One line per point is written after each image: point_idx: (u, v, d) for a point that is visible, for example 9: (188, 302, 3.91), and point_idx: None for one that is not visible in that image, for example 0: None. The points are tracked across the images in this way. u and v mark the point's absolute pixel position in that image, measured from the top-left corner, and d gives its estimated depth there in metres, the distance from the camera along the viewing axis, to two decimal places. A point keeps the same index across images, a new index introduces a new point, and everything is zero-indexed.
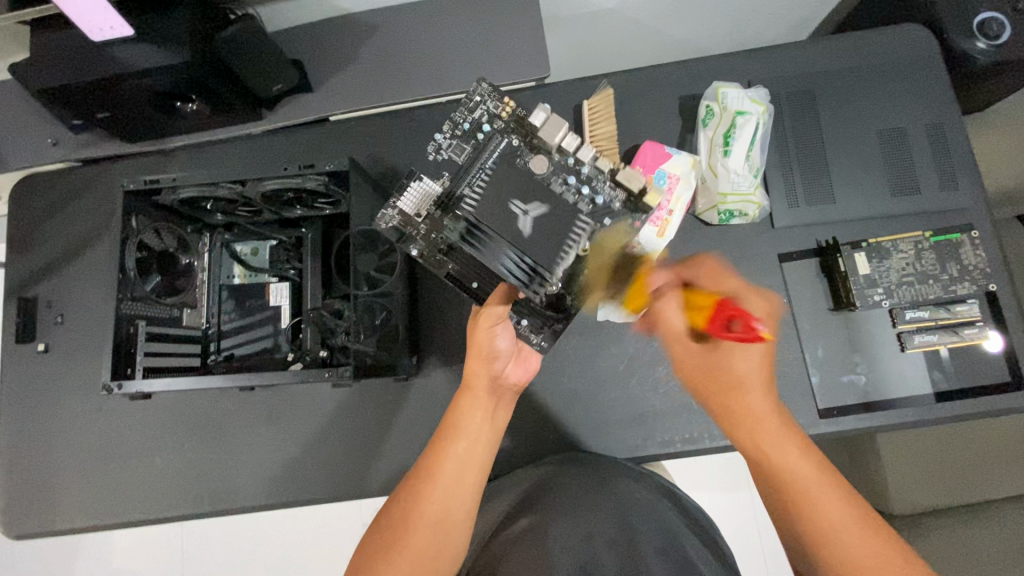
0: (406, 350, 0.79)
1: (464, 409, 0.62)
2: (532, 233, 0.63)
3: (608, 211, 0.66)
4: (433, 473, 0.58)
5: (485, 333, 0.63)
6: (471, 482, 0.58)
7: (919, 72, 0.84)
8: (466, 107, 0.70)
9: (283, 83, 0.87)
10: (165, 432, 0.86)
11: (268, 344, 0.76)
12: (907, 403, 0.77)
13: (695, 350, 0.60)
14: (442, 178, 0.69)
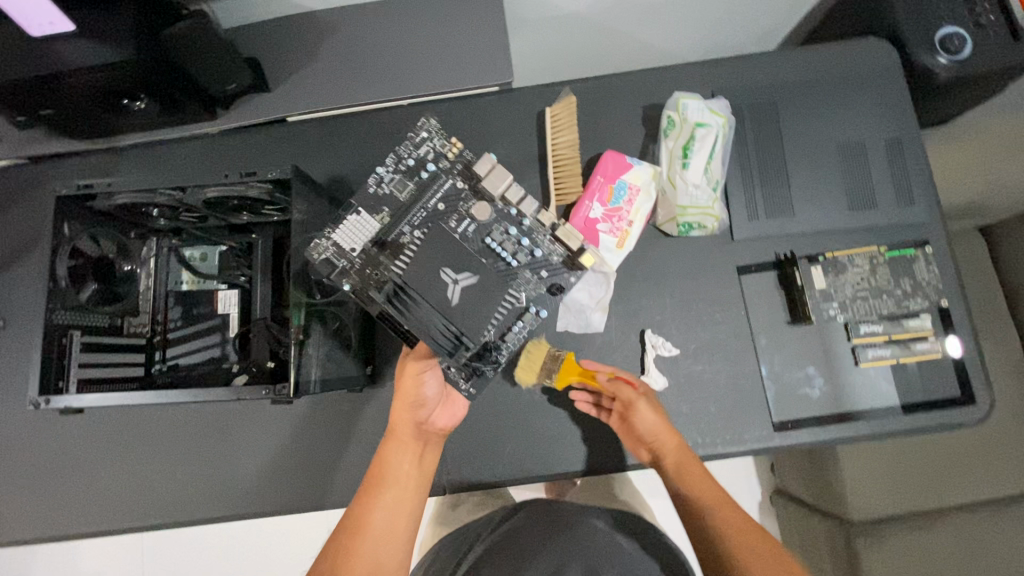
0: (358, 360, 0.78)
1: (391, 455, 0.66)
2: (459, 303, 0.63)
3: (546, 264, 0.69)
4: (362, 525, 0.61)
5: (412, 382, 0.66)
6: (400, 529, 0.62)
7: (879, 86, 0.84)
8: (411, 142, 0.69)
9: (237, 83, 0.85)
10: (113, 441, 0.84)
11: (215, 353, 0.74)
12: (860, 417, 0.77)
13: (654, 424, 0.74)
14: (380, 213, 0.67)
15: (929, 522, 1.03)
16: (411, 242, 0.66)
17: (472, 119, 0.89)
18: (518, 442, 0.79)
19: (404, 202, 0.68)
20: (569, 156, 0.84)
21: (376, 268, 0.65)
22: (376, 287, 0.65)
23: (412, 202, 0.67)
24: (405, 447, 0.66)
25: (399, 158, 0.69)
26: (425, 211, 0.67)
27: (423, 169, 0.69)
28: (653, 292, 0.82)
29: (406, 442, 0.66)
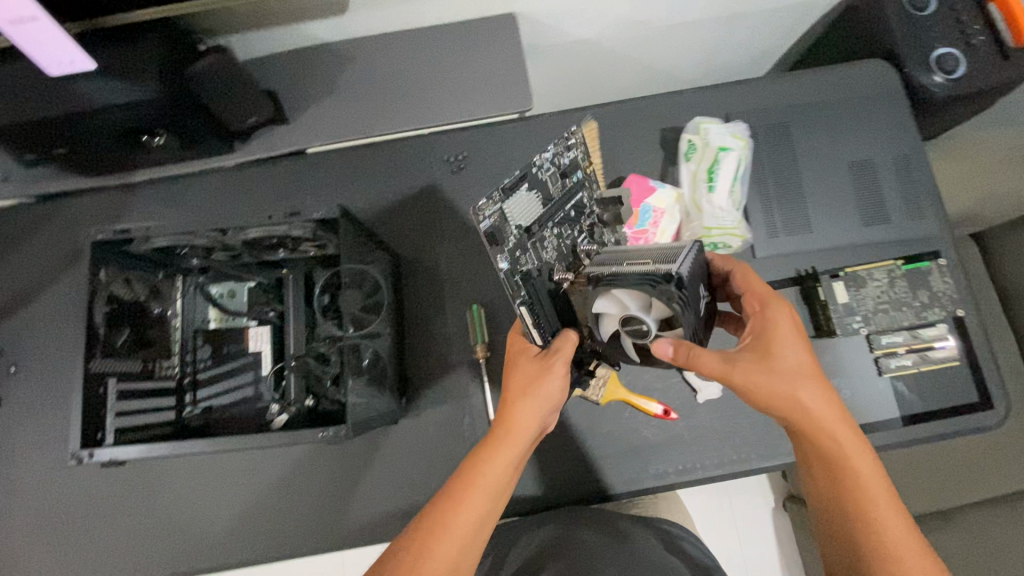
0: (393, 391, 0.75)
1: (493, 451, 0.61)
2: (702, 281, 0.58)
3: None
4: (450, 520, 0.57)
5: (548, 384, 0.64)
6: (481, 532, 0.58)
7: (884, 105, 0.88)
8: (568, 139, 0.71)
9: (257, 116, 0.84)
10: (135, 487, 0.81)
11: (249, 392, 0.72)
12: (888, 427, 0.79)
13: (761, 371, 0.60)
14: (537, 197, 0.68)
15: (947, 523, 1.06)
16: (552, 240, 0.69)
17: (494, 145, 0.89)
18: (556, 468, 0.79)
19: (555, 195, 0.69)
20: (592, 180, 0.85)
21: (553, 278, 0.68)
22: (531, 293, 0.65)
23: (561, 198, 0.70)
24: (512, 445, 0.62)
25: (555, 157, 0.69)
26: (562, 213, 0.70)
27: (572, 172, 0.72)
28: None
29: (518, 442, 0.62)
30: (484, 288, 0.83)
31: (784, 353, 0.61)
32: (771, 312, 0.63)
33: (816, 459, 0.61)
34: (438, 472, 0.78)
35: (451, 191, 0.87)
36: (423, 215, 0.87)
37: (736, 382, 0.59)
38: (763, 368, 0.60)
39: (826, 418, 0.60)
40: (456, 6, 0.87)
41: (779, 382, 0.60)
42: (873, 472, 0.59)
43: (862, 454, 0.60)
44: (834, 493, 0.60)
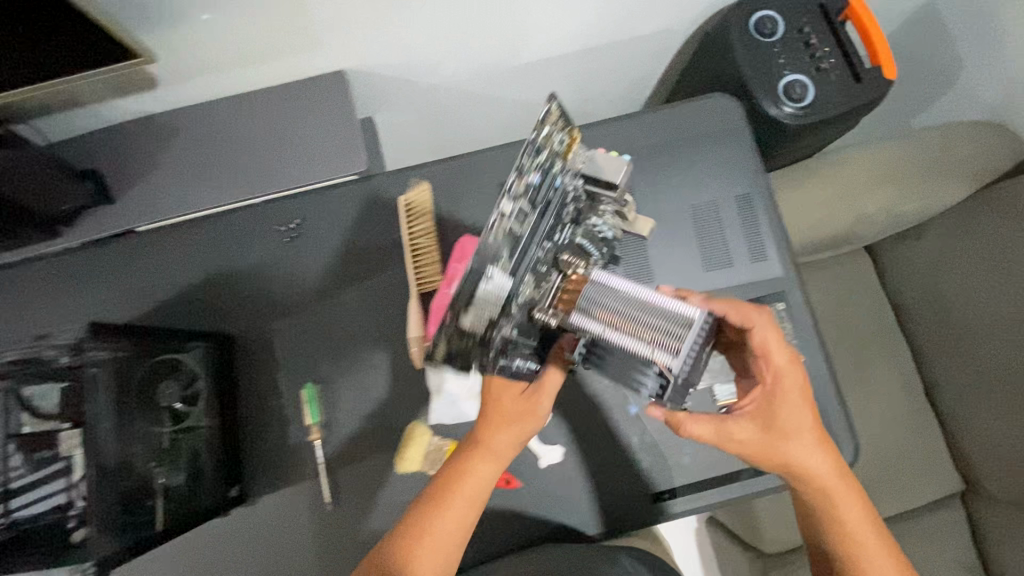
0: (218, 484, 0.75)
1: (473, 465, 0.67)
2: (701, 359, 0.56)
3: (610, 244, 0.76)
4: (427, 529, 0.64)
5: (532, 403, 0.67)
6: (459, 540, 0.65)
7: (726, 143, 0.85)
8: (535, 142, 0.59)
9: (72, 203, 0.80)
10: None
11: (61, 500, 0.70)
12: (734, 479, 0.78)
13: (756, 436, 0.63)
14: (501, 260, 0.58)
15: None
16: (545, 268, 0.64)
17: (329, 210, 0.86)
18: None
19: (525, 230, 0.61)
20: (425, 245, 0.83)
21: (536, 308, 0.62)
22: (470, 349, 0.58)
23: (533, 229, 0.62)
24: (492, 459, 0.67)
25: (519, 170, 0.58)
26: (539, 234, 0.63)
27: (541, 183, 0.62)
28: None
29: (496, 457, 0.67)
30: (321, 363, 0.81)
31: (791, 426, 0.64)
32: (779, 385, 0.64)
33: (816, 515, 0.67)
34: (278, 560, 0.77)
35: (286, 262, 0.85)
36: (256, 290, 0.84)
37: (734, 447, 0.64)
38: (766, 445, 0.63)
39: (827, 480, 0.64)
40: (277, 68, 0.83)
41: (782, 454, 0.63)
42: (868, 526, 0.65)
43: (859, 512, 0.65)
44: (825, 536, 0.66)
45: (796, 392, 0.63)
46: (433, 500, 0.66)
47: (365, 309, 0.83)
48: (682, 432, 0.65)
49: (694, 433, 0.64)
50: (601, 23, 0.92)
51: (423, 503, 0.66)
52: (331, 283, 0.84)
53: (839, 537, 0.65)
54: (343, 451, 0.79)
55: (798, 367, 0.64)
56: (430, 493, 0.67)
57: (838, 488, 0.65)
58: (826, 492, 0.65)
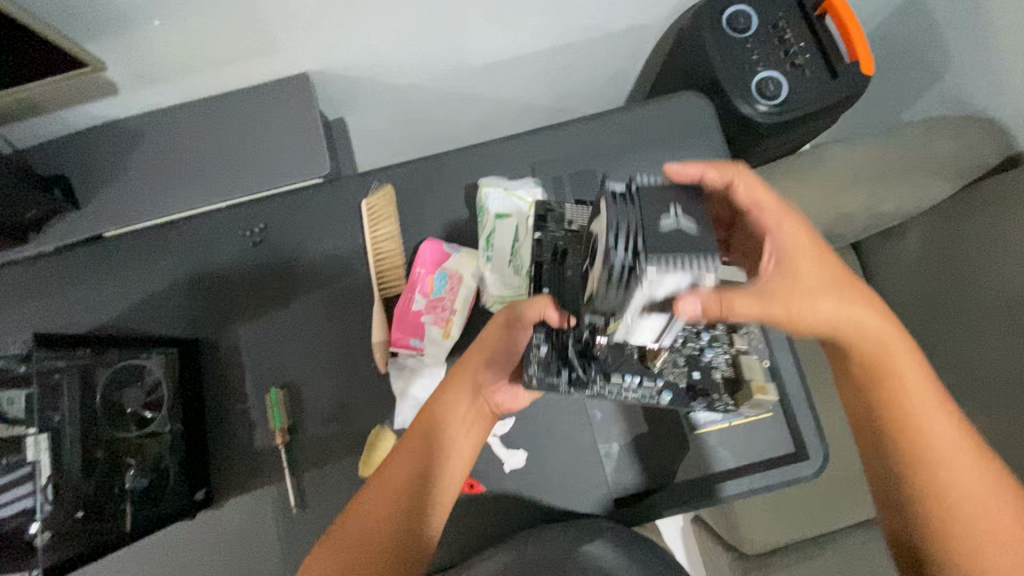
0: (181, 489, 0.75)
1: (441, 406, 0.67)
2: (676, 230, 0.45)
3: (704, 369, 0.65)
4: (393, 471, 0.64)
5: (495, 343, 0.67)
6: (426, 485, 0.64)
7: (694, 145, 0.85)
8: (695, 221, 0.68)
9: (37, 209, 0.80)
10: None
11: (27, 504, 0.70)
12: (701, 483, 0.78)
13: (791, 296, 0.55)
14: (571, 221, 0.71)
15: (823, 548, 1.05)
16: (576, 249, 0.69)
17: (295, 214, 0.86)
18: None
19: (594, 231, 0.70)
20: (389, 249, 0.83)
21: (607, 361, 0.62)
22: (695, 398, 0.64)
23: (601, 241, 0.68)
24: (455, 399, 0.68)
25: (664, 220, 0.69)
26: None
27: None
28: None
29: (460, 396, 0.68)
30: (285, 367, 0.81)
31: (823, 286, 0.56)
32: (799, 241, 0.58)
33: (870, 390, 0.61)
34: (242, 562, 0.77)
35: (253, 266, 0.85)
36: (224, 294, 0.84)
37: (783, 314, 0.55)
38: (793, 305, 0.55)
39: (876, 348, 0.59)
40: (240, 73, 0.83)
41: (807, 315, 0.56)
42: (933, 408, 0.59)
43: (925, 394, 0.60)
44: (898, 452, 0.60)
45: (817, 251, 0.58)
46: (429, 461, 0.64)
47: (330, 313, 0.83)
48: (732, 313, 0.50)
49: (742, 310, 0.51)
50: (571, 21, 0.90)
51: (410, 463, 0.64)
52: (297, 287, 0.84)
53: (918, 446, 0.59)
54: (307, 455, 0.79)
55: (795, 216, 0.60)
56: (417, 452, 0.65)
57: (891, 364, 0.60)
58: (885, 362, 0.59)
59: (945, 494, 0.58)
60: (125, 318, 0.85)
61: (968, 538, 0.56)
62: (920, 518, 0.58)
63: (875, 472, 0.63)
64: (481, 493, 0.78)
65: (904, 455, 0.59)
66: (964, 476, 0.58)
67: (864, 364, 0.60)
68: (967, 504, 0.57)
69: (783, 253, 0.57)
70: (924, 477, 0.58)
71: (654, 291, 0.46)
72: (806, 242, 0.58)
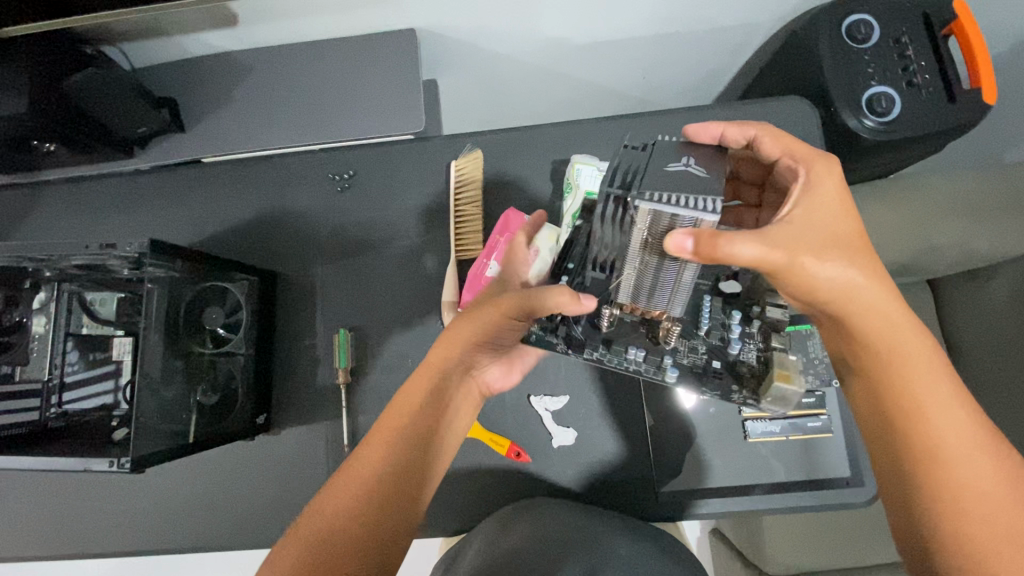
0: (247, 411, 0.78)
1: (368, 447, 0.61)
2: (676, 173, 0.55)
3: (720, 354, 0.69)
4: (324, 504, 0.58)
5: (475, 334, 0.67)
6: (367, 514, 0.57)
7: None
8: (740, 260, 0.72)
9: (148, 127, 0.85)
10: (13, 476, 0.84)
11: (107, 400, 0.76)
12: (747, 491, 0.77)
13: (804, 232, 0.56)
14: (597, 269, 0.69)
15: None
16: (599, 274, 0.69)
17: (384, 166, 0.88)
18: None
19: None
20: (471, 212, 0.84)
21: (629, 332, 0.70)
22: (706, 384, 0.68)
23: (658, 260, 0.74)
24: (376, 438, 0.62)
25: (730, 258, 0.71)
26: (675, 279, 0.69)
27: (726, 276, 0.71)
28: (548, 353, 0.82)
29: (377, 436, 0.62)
30: (356, 312, 0.84)
31: (825, 241, 0.56)
32: (808, 202, 0.58)
33: (876, 393, 0.59)
34: (292, 488, 0.81)
35: (337, 210, 0.88)
36: (307, 233, 0.87)
37: (795, 257, 0.54)
38: (801, 258, 0.54)
39: (874, 321, 0.57)
40: (352, 21, 0.85)
41: (807, 274, 0.55)
42: (948, 406, 0.56)
43: (935, 371, 0.57)
44: (893, 441, 0.58)
45: (829, 203, 0.58)
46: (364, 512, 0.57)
47: (405, 267, 0.85)
48: (719, 257, 0.51)
49: (738, 245, 0.51)
50: (680, 10, 0.88)
51: (334, 512, 0.57)
52: (378, 236, 0.86)
53: (925, 435, 0.56)
54: (366, 399, 0.82)
55: (827, 162, 0.61)
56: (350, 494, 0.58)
57: (899, 343, 0.57)
58: (897, 348, 0.57)
59: (957, 493, 0.54)
60: (214, 242, 0.89)
61: (978, 540, 0.53)
62: (927, 523, 0.55)
63: (881, 464, 0.60)
64: (527, 462, 0.79)
65: (909, 458, 0.56)
66: (975, 471, 0.54)
67: (873, 358, 0.58)
68: (976, 504, 0.53)
69: (811, 191, 0.59)
70: (929, 475, 0.55)
71: (649, 227, 0.55)
72: (831, 186, 0.60)
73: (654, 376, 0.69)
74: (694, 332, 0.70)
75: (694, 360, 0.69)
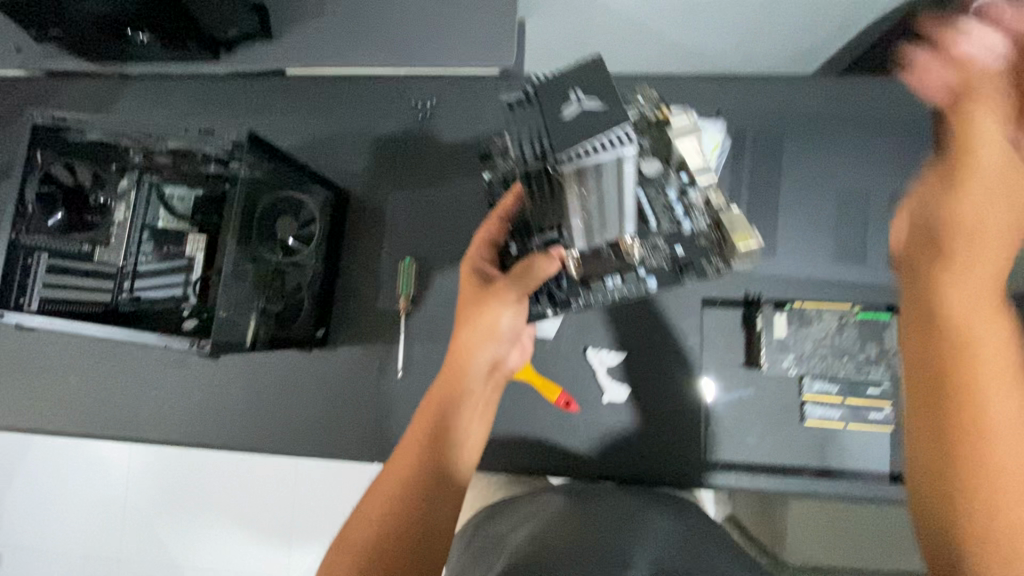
0: (310, 321, 0.80)
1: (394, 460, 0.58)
2: (574, 123, 0.52)
3: (683, 239, 0.60)
4: (368, 496, 0.56)
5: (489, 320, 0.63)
6: (412, 508, 0.54)
7: (897, 132, 0.78)
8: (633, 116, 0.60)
9: (238, 30, 0.83)
10: (77, 354, 0.87)
11: (178, 292, 0.77)
12: (798, 474, 0.75)
13: (988, 197, 0.46)
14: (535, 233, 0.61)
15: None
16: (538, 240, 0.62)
17: (467, 102, 0.87)
18: None
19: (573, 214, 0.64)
20: None
21: (599, 262, 0.59)
22: (685, 274, 0.62)
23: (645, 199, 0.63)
24: (403, 453, 0.58)
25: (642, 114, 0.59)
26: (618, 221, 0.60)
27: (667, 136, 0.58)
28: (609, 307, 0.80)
29: (410, 445, 0.58)
30: (422, 242, 0.84)
31: (999, 203, 0.46)
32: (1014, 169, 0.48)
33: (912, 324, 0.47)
34: (340, 404, 0.82)
35: (414, 139, 0.87)
36: (382, 159, 0.87)
37: (963, 240, 0.46)
38: (976, 231, 0.46)
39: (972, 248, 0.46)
40: None
41: (981, 242, 0.46)
42: (992, 321, 0.44)
43: (974, 281, 0.45)
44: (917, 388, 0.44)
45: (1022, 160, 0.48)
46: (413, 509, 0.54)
47: (477, 204, 0.84)
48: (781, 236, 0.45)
49: (950, 279, 0.45)
50: None
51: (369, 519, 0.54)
52: (452, 171, 0.85)
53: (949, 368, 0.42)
54: (423, 328, 0.82)
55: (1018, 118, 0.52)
56: (387, 495, 0.55)
57: (979, 265, 0.45)
58: (951, 259, 0.46)
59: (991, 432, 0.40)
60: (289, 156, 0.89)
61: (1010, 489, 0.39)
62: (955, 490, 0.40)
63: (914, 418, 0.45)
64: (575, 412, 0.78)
65: (939, 392, 0.42)
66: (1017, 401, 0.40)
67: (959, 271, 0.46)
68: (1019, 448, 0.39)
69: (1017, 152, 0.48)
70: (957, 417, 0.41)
71: (578, 182, 0.53)
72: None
73: (637, 290, 0.62)
74: (643, 223, 0.57)
75: (662, 259, 0.60)
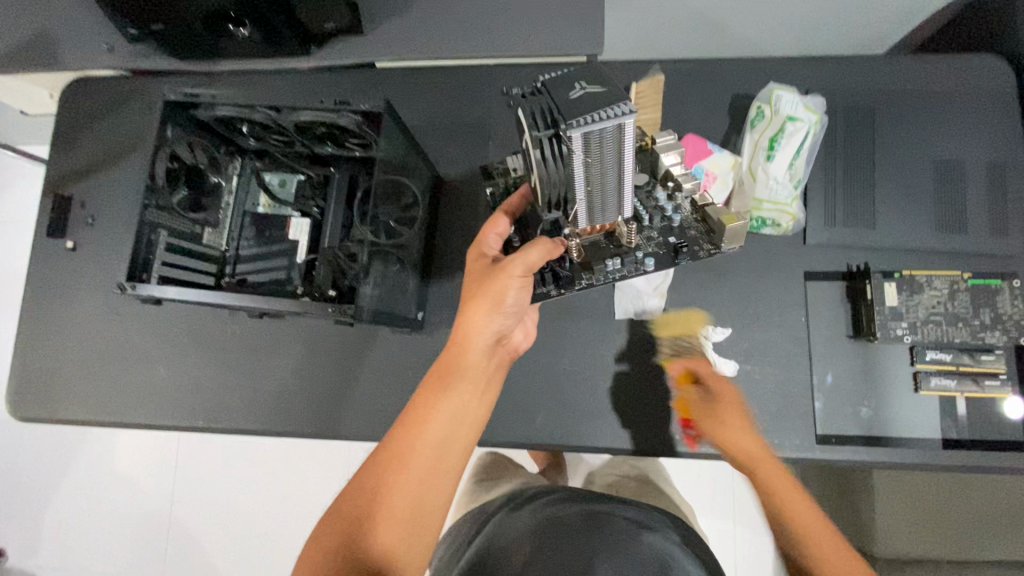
0: (412, 303, 0.80)
1: (375, 456, 0.56)
2: (582, 101, 0.48)
3: (676, 231, 0.71)
4: (344, 495, 0.54)
5: (490, 306, 0.61)
6: (389, 508, 0.53)
7: (985, 107, 0.80)
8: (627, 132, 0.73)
9: (335, 23, 0.84)
10: (167, 343, 0.87)
11: (282, 275, 0.77)
12: (912, 444, 0.74)
13: None
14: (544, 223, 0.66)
15: None
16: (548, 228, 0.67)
17: None
18: (557, 412, 0.79)
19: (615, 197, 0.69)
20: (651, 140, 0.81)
21: (599, 249, 0.71)
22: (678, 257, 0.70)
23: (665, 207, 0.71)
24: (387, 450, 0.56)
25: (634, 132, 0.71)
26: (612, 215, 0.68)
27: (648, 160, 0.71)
28: (711, 283, 0.80)
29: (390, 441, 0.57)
30: None
31: None
32: None
33: None
34: None
35: (504, 126, 0.89)
36: (473, 145, 0.89)
37: None
38: None
39: None
40: None
41: None
42: None
43: None
44: None
45: None
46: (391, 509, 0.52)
47: None
48: None
49: None
50: None
51: (338, 524, 0.52)
52: None
53: None
54: None
55: None
56: (366, 495, 0.53)
57: None
58: None
59: None
60: None
61: None
62: None
63: None
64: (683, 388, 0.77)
65: None
66: None
67: None
68: None
69: None
70: None
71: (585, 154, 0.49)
72: None
73: (636, 270, 0.71)
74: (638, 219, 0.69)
75: (656, 246, 0.71)
